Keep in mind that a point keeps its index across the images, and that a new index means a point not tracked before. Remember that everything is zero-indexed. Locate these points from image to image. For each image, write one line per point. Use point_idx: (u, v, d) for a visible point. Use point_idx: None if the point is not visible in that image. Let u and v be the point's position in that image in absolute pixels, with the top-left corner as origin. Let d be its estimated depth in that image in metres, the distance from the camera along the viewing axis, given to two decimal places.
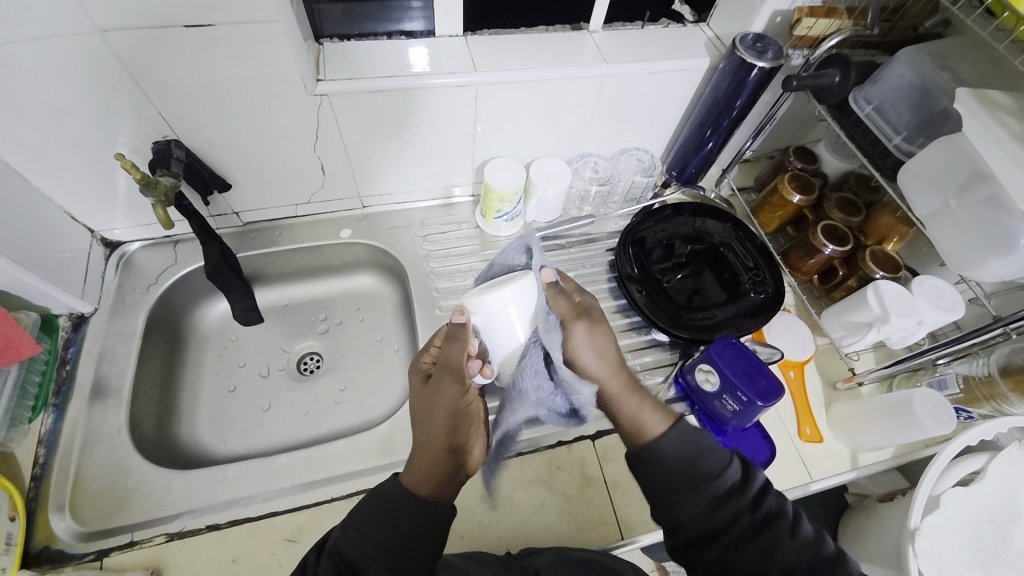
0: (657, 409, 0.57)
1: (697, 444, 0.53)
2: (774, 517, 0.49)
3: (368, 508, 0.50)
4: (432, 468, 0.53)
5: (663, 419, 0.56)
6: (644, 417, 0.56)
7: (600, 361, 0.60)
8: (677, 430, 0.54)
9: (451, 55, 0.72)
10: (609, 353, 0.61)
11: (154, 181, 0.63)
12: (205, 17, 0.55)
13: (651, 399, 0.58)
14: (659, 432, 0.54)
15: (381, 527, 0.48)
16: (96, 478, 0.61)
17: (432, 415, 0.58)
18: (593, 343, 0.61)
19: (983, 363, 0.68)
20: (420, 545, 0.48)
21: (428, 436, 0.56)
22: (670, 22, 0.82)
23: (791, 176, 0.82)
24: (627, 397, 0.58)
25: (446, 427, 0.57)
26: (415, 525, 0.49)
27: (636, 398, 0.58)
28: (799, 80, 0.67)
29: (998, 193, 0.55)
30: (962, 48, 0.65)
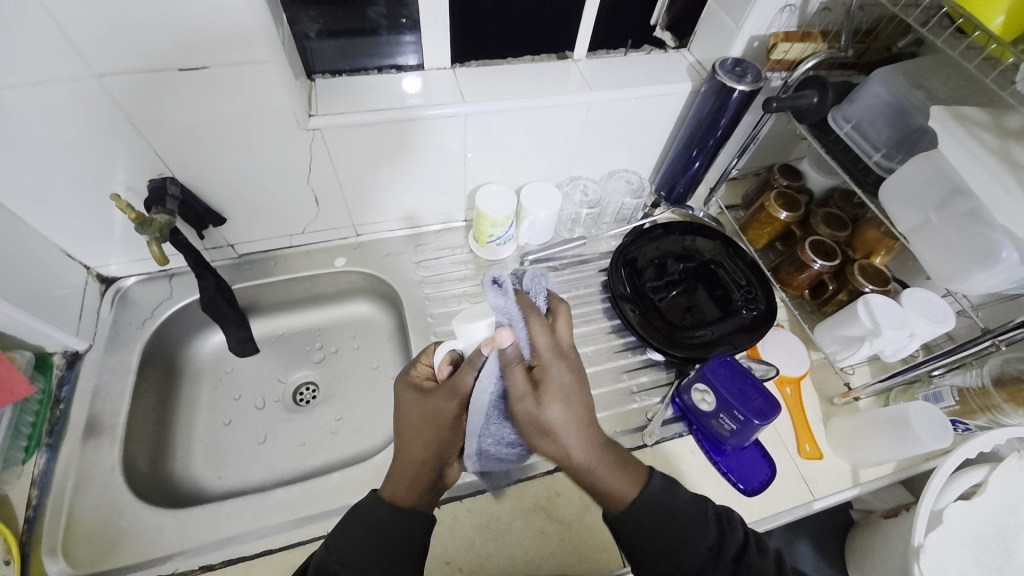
0: (628, 469, 0.51)
1: (671, 507, 0.50)
2: (758, 569, 0.48)
3: (350, 531, 0.49)
4: (416, 488, 0.52)
5: (634, 483, 0.50)
6: (613, 485, 0.50)
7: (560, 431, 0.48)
8: (648, 496, 0.49)
9: (441, 87, 0.74)
10: (576, 402, 0.49)
11: (150, 218, 0.64)
12: (200, 60, 0.57)
13: (624, 462, 0.51)
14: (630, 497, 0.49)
15: (362, 556, 0.48)
16: (89, 519, 0.61)
17: (424, 433, 0.53)
18: (567, 395, 0.49)
19: (977, 374, 0.68)
20: (403, 567, 0.48)
21: (412, 445, 0.52)
22: (652, 49, 0.84)
23: (777, 193, 0.83)
24: (600, 468, 0.50)
25: (431, 442, 0.52)
26: (399, 547, 0.49)
27: (609, 465, 0.50)
28: (779, 102, 0.69)
29: (977, 208, 0.56)
30: (933, 66, 0.67)
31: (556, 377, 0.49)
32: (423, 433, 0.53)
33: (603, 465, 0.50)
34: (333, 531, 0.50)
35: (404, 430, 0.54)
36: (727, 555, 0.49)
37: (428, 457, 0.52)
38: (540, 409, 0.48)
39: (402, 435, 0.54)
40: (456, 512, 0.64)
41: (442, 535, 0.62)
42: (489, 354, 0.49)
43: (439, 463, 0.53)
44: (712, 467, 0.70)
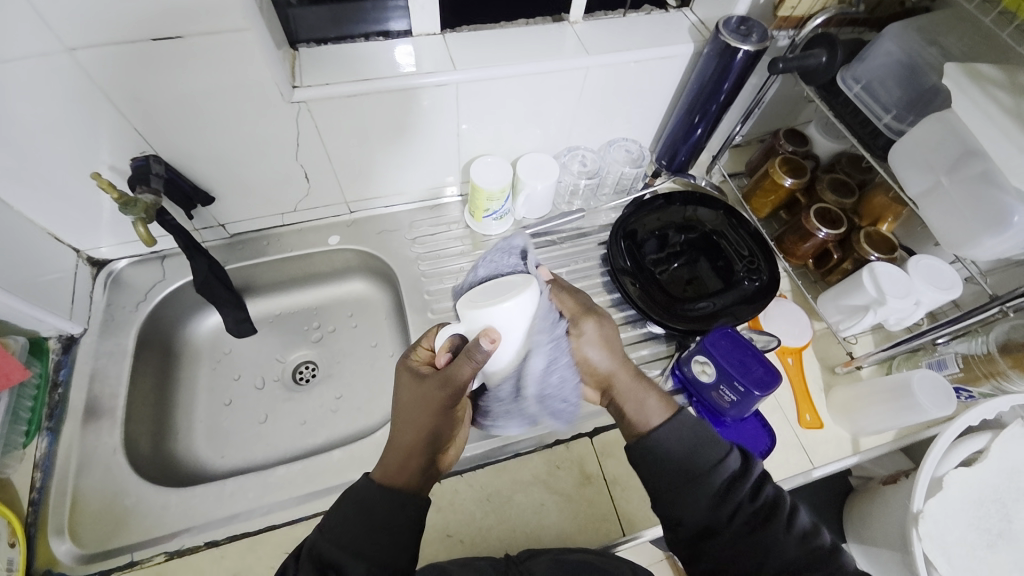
0: (656, 399, 0.56)
1: (698, 436, 0.52)
2: (773, 509, 0.49)
3: (343, 514, 0.49)
4: (408, 471, 0.51)
5: (664, 407, 0.55)
6: (642, 403, 0.55)
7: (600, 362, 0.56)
8: (677, 420, 0.53)
9: (430, 54, 0.71)
10: (613, 350, 0.57)
11: (133, 199, 0.63)
12: (173, 29, 0.54)
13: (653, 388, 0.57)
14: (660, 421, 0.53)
15: (357, 533, 0.48)
16: (93, 500, 0.61)
17: (417, 418, 0.52)
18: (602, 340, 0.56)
19: (983, 342, 0.67)
20: (400, 543, 0.49)
21: (406, 433, 0.52)
22: (652, 9, 0.80)
23: (782, 160, 0.81)
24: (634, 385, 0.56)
25: (427, 429, 0.52)
26: (392, 525, 0.49)
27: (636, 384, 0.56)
28: (785, 62, 0.66)
29: (990, 169, 0.54)
30: (951, 22, 0.63)
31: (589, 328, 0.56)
32: (416, 419, 0.52)
33: (632, 397, 0.55)
34: (328, 514, 0.50)
35: (399, 413, 0.53)
36: (746, 489, 0.50)
37: (419, 441, 0.52)
38: (580, 348, 0.56)
39: (397, 418, 0.53)
40: (457, 486, 0.64)
41: (444, 509, 0.62)
42: (489, 345, 0.48)
43: (432, 447, 0.53)
44: None
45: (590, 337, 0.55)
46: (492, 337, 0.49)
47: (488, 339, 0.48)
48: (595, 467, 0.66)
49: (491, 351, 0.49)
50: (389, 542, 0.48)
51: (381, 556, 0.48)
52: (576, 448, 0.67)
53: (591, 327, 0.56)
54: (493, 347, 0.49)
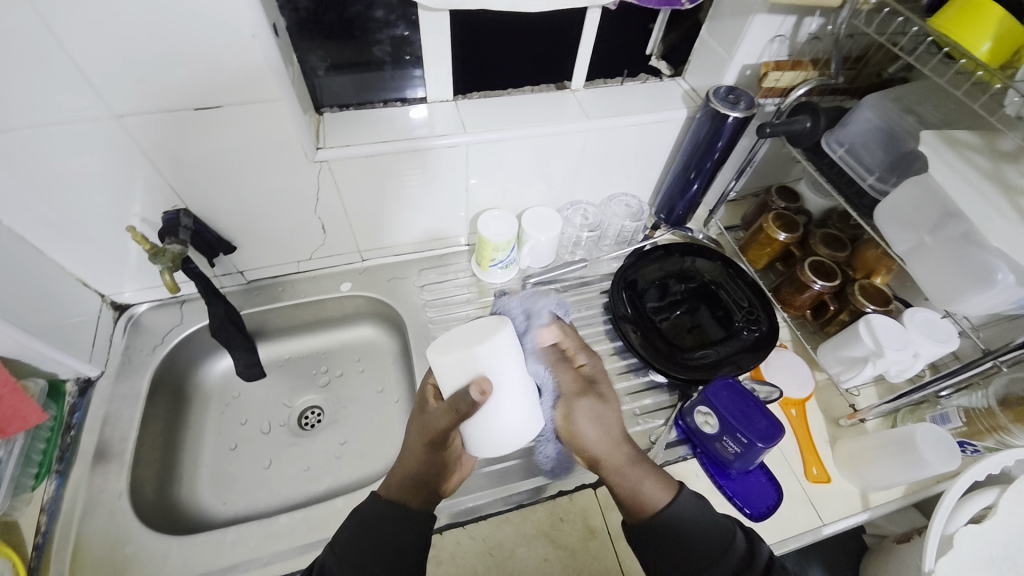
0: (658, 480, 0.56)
1: (702, 518, 0.53)
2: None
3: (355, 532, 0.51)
4: (405, 485, 0.54)
5: (664, 488, 0.55)
6: (646, 487, 0.55)
7: (607, 427, 0.57)
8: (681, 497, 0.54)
9: (443, 118, 0.77)
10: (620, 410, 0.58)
11: (162, 249, 0.68)
12: (214, 100, 0.60)
13: (651, 467, 0.57)
14: (663, 505, 0.54)
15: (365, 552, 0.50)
16: (96, 546, 0.61)
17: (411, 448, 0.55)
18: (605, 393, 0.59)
19: (983, 396, 0.68)
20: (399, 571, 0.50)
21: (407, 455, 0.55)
22: (648, 77, 0.87)
23: (775, 215, 0.84)
24: (629, 469, 0.55)
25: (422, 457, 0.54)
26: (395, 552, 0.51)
27: (639, 468, 0.56)
28: (772, 127, 0.70)
29: (970, 231, 0.57)
30: (925, 92, 0.69)
31: (579, 406, 0.57)
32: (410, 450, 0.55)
33: (644, 478, 0.55)
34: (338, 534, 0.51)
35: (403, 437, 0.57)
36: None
37: (409, 469, 0.55)
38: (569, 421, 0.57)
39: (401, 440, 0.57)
40: (459, 538, 0.63)
41: (445, 561, 0.62)
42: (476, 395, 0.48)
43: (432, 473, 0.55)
44: (717, 491, 0.70)
45: (602, 399, 0.58)
46: (485, 387, 0.48)
47: (480, 390, 0.48)
48: (598, 520, 0.65)
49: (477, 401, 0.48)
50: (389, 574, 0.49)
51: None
52: (579, 500, 0.67)
53: (598, 394, 0.58)
54: (480, 397, 0.48)
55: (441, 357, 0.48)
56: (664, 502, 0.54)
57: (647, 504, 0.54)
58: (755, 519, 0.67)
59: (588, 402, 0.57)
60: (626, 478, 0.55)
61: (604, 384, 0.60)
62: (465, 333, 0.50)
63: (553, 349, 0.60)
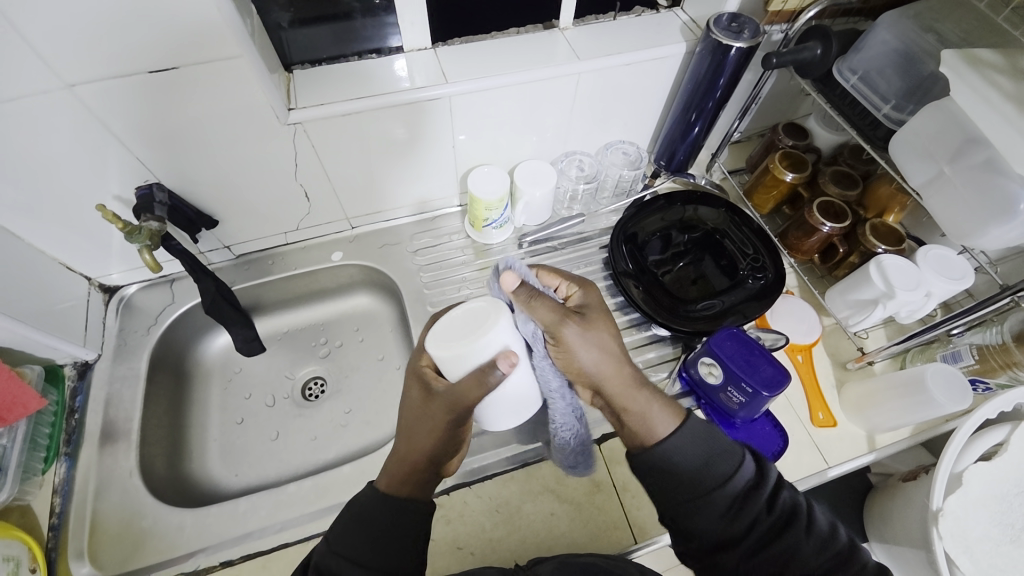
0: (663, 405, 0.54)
1: (708, 447, 0.51)
2: (792, 514, 0.48)
3: (348, 525, 0.50)
4: (410, 477, 0.52)
5: (672, 413, 0.53)
6: (651, 414, 0.53)
7: (602, 358, 0.53)
8: (688, 428, 0.52)
9: (422, 68, 0.72)
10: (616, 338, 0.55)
11: (137, 227, 0.65)
12: (170, 61, 0.55)
13: (657, 392, 0.55)
14: (670, 432, 0.52)
15: (360, 542, 0.49)
16: (112, 522, 0.63)
17: (423, 430, 0.52)
18: (601, 324, 0.55)
19: (998, 332, 0.66)
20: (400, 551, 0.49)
21: (413, 442, 0.52)
22: (643, 10, 0.80)
23: (782, 155, 0.80)
24: (634, 394, 0.53)
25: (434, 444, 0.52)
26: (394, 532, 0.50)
27: (641, 396, 0.54)
28: (779, 58, 0.65)
29: (993, 157, 0.53)
30: (947, 8, 0.62)
31: (572, 334, 0.52)
32: (422, 436, 0.52)
33: (642, 403, 0.53)
34: (333, 527, 0.51)
35: (407, 424, 0.53)
36: (753, 501, 0.49)
37: (417, 455, 0.52)
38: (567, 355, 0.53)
39: (406, 424, 0.53)
40: (466, 498, 0.64)
41: (454, 521, 0.62)
42: (506, 368, 0.48)
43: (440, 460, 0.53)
44: None
45: (594, 330, 0.54)
46: (512, 360, 0.48)
47: (508, 361, 0.48)
48: (604, 474, 0.66)
49: (507, 373, 0.48)
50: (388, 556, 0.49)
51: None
52: None
53: (590, 325, 0.54)
54: (509, 370, 0.48)
55: (444, 352, 0.48)
56: (673, 427, 0.52)
57: (655, 429, 0.52)
58: None
59: (577, 329, 0.52)
60: (632, 406, 0.53)
61: (594, 309, 0.56)
62: (458, 323, 0.50)
63: (522, 289, 0.52)
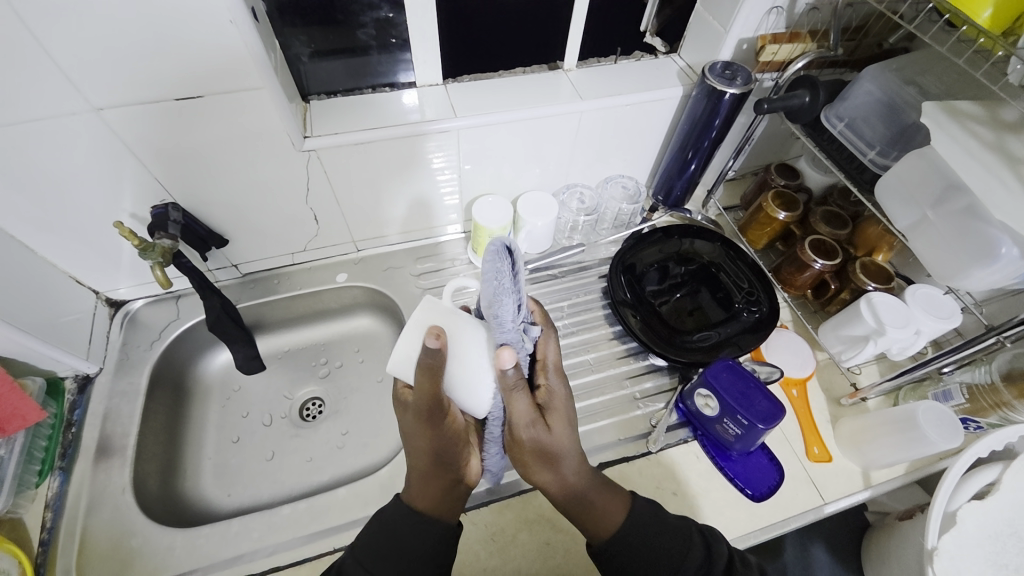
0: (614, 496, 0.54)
1: (658, 528, 0.53)
2: None
3: (377, 534, 0.52)
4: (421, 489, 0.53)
5: (619, 508, 0.53)
6: (598, 508, 0.53)
7: (563, 448, 0.51)
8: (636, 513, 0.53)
9: (433, 102, 0.76)
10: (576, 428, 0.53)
11: (151, 244, 0.66)
12: (196, 89, 0.58)
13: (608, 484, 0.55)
14: (616, 526, 0.52)
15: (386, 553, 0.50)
16: (102, 539, 0.62)
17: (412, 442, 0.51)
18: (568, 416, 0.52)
19: (986, 372, 0.67)
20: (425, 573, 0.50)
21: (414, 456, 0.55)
22: (642, 55, 0.85)
23: (775, 194, 0.83)
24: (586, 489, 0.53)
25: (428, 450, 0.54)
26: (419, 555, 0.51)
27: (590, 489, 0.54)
28: (770, 103, 0.69)
29: (973, 204, 0.56)
30: (925, 62, 0.67)
31: (519, 404, 0.48)
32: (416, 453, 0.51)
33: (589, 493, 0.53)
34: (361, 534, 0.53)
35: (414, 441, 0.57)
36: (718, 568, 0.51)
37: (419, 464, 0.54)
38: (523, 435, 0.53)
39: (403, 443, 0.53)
40: (461, 525, 0.64)
41: None
42: (433, 345, 0.44)
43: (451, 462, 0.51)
44: (718, 473, 0.70)
45: (555, 423, 0.50)
46: (438, 337, 0.45)
47: (434, 337, 0.45)
48: None
49: (436, 346, 0.44)
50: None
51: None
52: None
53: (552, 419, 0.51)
54: (439, 343, 0.44)
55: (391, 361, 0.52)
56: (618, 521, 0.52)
57: (603, 524, 0.52)
58: (757, 500, 0.67)
59: (526, 400, 0.49)
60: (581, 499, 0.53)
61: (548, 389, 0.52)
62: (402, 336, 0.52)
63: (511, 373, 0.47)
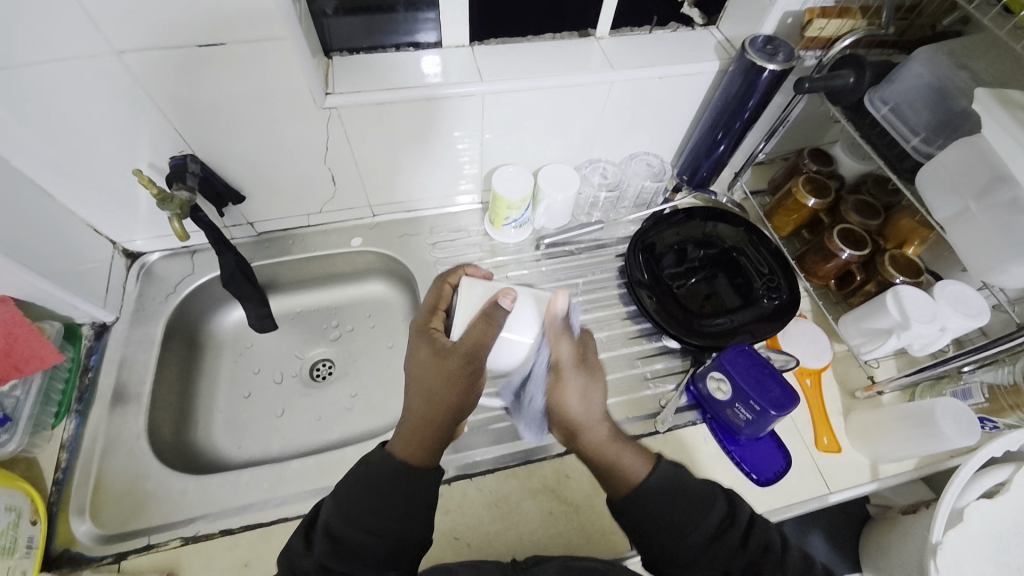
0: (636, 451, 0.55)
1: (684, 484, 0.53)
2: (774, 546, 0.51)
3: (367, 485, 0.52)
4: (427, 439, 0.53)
5: (644, 461, 0.54)
6: (625, 461, 0.54)
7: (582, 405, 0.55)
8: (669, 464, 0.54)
9: (459, 65, 0.73)
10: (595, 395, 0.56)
11: (169, 196, 0.66)
12: (218, 35, 0.57)
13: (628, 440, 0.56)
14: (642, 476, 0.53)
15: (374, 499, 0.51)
16: (115, 482, 0.63)
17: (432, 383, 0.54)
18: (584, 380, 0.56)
19: (1009, 372, 0.66)
20: (417, 513, 0.51)
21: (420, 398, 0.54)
22: (679, 26, 0.81)
23: (805, 179, 0.80)
24: (610, 445, 0.55)
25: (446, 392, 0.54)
26: (408, 493, 0.51)
27: (617, 443, 0.55)
28: (811, 82, 0.65)
29: (1020, 197, 0.54)
30: (979, 46, 0.63)
31: (573, 371, 0.56)
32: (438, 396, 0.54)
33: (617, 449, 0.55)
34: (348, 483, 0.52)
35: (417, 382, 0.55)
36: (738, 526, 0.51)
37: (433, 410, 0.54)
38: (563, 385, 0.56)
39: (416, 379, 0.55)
40: (467, 489, 0.65)
41: (453, 511, 0.63)
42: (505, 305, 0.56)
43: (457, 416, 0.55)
44: (725, 456, 0.70)
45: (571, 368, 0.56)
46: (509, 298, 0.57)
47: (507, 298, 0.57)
48: None
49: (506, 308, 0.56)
50: (404, 519, 0.51)
51: (398, 540, 0.50)
52: None
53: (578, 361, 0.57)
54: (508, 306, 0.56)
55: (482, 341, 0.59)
56: (641, 470, 0.53)
57: (628, 474, 0.53)
58: (762, 485, 0.67)
59: (577, 367, 0.57)
60: (605, 449, 0.54)
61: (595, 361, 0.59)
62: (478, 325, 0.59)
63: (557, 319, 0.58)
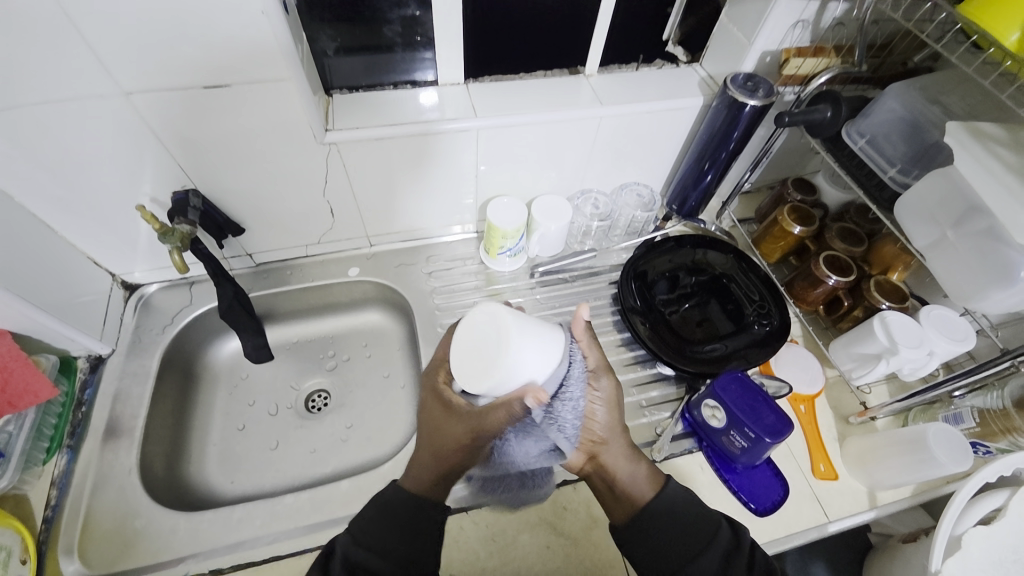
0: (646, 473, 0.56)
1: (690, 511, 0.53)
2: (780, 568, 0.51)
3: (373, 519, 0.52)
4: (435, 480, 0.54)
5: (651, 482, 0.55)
6: (631, 483, 0.54)
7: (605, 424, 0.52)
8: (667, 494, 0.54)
9: (455, 101, 0.76)
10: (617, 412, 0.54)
11: (171, 229, 0.68)
12: (223, 78, 0.59)
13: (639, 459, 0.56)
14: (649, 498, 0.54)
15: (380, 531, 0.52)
16: (105, 520, 0.62)
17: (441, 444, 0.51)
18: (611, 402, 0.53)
19: (998, 396, 0.66)
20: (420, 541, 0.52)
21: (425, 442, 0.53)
22: (664, 64, 0.85)
23: (790, 208, 0.83)
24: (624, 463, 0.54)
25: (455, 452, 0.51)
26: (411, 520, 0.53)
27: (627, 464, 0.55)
28: (791, 116, 0.69)
29: (994, 227, 0.56)
30: (948, 83, 0.66)
31: (605, 386, 0.52)
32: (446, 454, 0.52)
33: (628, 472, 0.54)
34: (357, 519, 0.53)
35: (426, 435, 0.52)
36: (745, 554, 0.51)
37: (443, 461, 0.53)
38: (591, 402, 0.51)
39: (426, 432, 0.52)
40: (463, 523, 0.64)
41: (448, 546, 0.62)
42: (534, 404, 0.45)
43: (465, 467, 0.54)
44: (722, 485, 0.69)
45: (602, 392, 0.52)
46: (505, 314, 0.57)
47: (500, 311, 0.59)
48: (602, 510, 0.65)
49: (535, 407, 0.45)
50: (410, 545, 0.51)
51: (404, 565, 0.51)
52: (583, 490, 0.67)
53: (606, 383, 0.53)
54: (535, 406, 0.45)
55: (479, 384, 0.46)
56: (649, 492, 0.54)
57: (635, 495, 0.54)
58: (761, 515, 0.67)
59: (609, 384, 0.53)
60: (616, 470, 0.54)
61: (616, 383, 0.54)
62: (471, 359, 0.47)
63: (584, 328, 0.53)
